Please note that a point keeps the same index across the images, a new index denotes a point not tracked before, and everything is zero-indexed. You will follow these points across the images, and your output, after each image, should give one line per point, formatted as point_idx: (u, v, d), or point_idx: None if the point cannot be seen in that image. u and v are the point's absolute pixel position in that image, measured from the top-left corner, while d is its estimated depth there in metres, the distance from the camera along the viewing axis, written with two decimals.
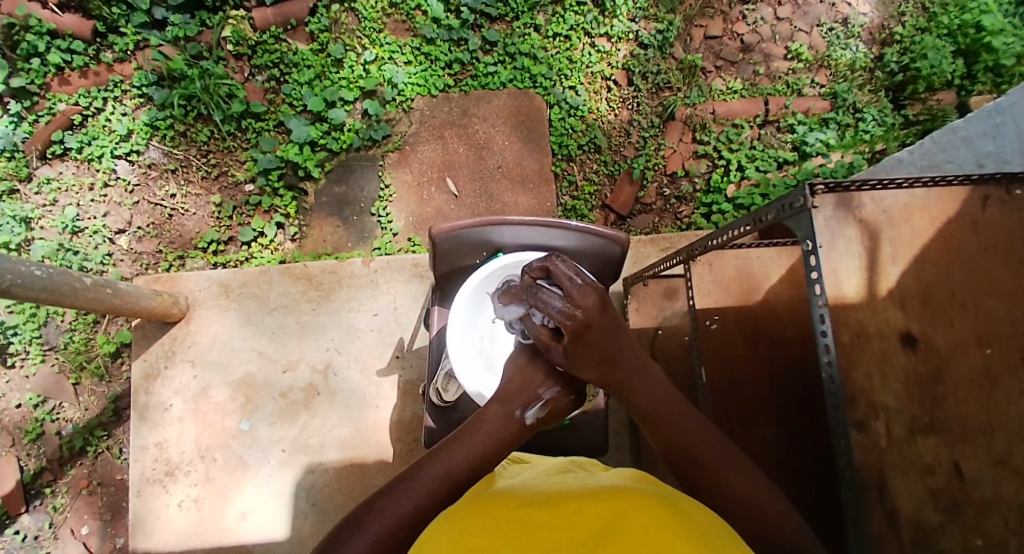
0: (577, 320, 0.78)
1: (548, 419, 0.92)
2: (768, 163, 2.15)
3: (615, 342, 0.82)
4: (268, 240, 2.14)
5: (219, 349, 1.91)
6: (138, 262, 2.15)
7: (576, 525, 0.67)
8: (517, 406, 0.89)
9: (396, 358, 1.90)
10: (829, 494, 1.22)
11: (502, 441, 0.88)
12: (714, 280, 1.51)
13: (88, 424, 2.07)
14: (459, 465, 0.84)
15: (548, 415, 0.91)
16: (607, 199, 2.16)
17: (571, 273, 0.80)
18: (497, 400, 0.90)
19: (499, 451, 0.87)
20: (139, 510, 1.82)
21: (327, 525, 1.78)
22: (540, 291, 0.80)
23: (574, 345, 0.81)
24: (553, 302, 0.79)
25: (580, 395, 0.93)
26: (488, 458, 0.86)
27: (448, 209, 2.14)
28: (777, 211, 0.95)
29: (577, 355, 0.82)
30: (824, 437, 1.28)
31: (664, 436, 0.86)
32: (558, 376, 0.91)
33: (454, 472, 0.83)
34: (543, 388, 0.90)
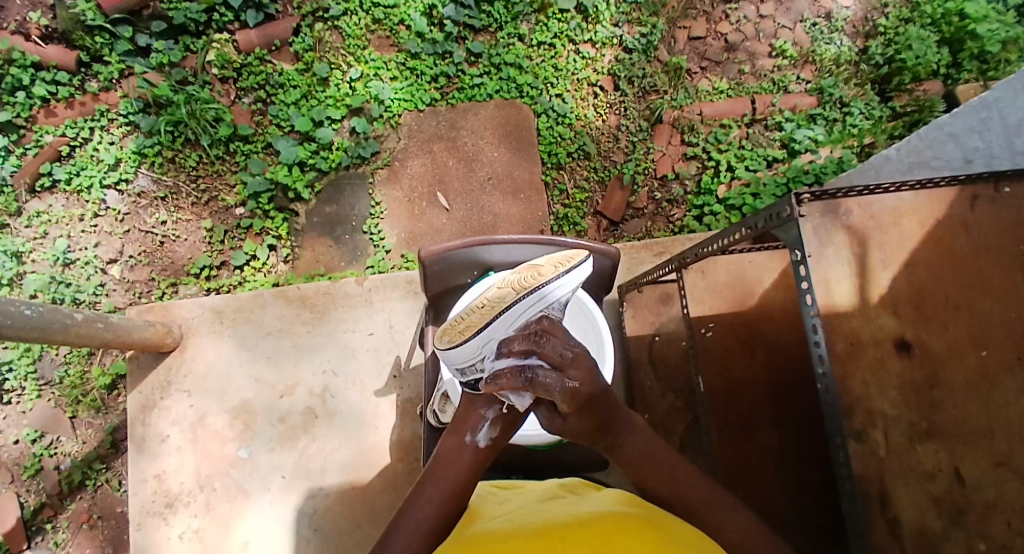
0: (574, 396, 0.80)
1: (505, 435, 0.91)
2: (758, 162, 2.14)
3: (606, 406, 0.87)
4: (260, 262, 2.13)
5: (214, 377, 1.90)
6: (131, 291, 2.14)
7: None
8: (467, 431, 0.90)
9: (394, 377, 1.88)
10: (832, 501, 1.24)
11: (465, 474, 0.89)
12: (707, 287, 1.53)
13: (86, 457, 2.05)
14: (428, 513, 0.84)
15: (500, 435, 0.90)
16: (599, 206, 2.15)
17: (560, 348, 0.79)
18: (448, 432, 0.91)
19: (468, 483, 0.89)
20: (141, 541, 1.80)
21: (330, 549, 1.76)
22: (534, 371, 0.76)
23: (576, 416, 0.84)
24: (552, 384, 0.77)
25: (531, 404, 0.90)
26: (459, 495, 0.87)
27: (440, 223, 2.13)
28: (765, 221, 0.95)
29: (567, 425, 0.86)
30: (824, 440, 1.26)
31: (623, 455, 0.92)
32: (498, 396, 0.88)
33: (429, 521, 0.84)
34: (484, 409, 0.89)
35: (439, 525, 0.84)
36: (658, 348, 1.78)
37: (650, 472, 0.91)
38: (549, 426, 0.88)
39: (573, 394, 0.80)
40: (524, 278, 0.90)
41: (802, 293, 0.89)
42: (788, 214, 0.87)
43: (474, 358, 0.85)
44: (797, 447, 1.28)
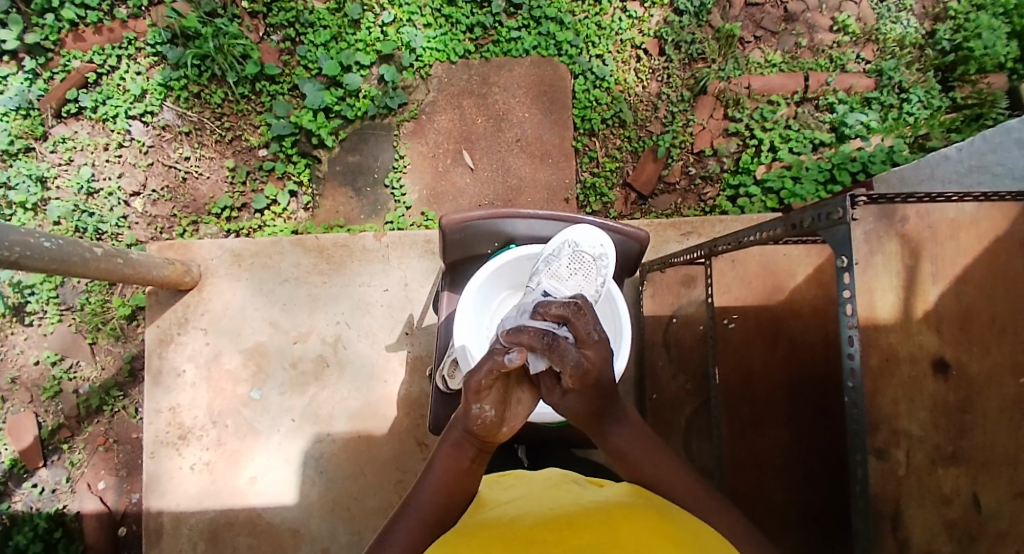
0: (586, 371, 0.85)
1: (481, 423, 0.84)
2: (803, 144, 2.03)
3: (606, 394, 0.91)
4: (281, 208, 2.11)
5: (230, 318, 1.91)
6: (153, 226, 2.14)
7: (580, 533, 0.69)
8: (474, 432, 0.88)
9: (405, 335, 1.88)
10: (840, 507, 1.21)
11: (460, 466, 0.89)
12: (736, 276, 1.46)
13: (104, 384, 2.12)
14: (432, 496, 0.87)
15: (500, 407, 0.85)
16: (629, 177, 2.07)
17: (588, 327, 0.85)
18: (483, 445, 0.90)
19: (464, 475, 0.89)
20: (153, 471, 1.87)
21: (333, 494, 1.83)
22: (559, 340, 0.82)
23: (576, 394, 0.88)
24: (569, 356, 0.82)
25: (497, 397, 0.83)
26: (453, 490, 0.88)
27: (463, 183, 2.07)
28: (812, 218, 0.87)
29: (564, 402, 0.90)
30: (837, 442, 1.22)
31: (612, 446, 0.93)
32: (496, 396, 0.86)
33: (431, 503, 0.86)
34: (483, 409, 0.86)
35: (438, 511, 0.86)
36: (673, 330, 1.73)
37: (642, 465, 0.90)
38: (548, 403, 0.91)
39: (582, 375, 0.85)
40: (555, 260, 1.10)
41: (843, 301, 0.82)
42: (840, 216, 0.79)
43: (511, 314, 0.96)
44: (807, 445, 1.25)
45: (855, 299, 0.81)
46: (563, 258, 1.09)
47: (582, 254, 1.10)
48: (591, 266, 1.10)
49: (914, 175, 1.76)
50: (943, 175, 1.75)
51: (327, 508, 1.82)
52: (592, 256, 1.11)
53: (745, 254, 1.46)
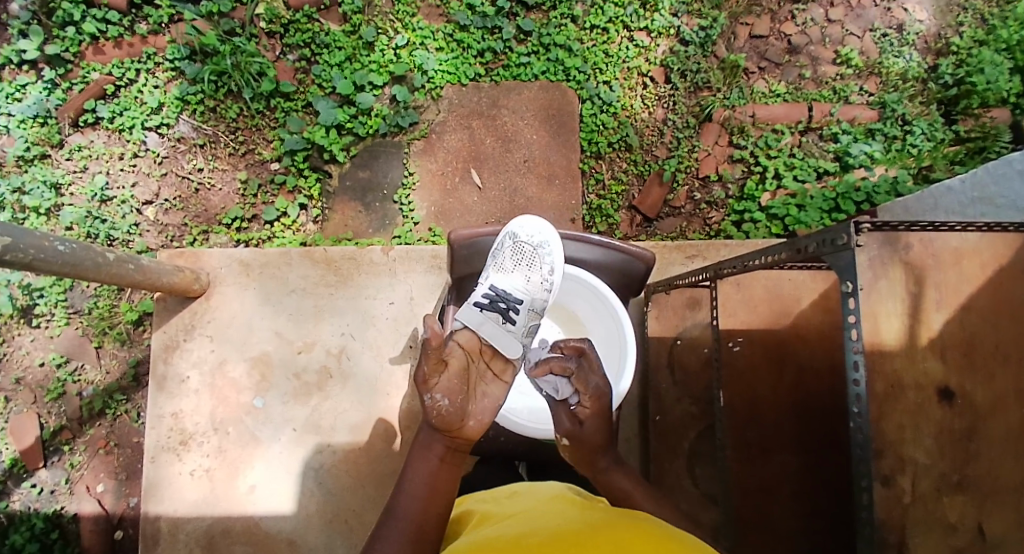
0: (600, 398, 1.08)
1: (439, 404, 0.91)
2: (807, 173, 2.05)
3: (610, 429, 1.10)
4: (290, 221, 2.14)
5: (236, 326, 1.92)
6: (164, 234, 2.17)
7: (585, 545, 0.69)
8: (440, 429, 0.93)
9: (410, 348, 1.89)
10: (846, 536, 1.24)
11: (434, 467, 0.93)
12: (741, 300, 1.48)
13: (107, 388, 2.12)
14: (415, 508, 0.89)
15: (455, 397, 0.91)
16: (635, 201, 2.09)
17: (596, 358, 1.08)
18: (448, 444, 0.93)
19: (440, 475, 0.92)
20: (152, 475, 1.86)
21: (332, 506, 1.82)
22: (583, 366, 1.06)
23: (592, 419, 1.07)
24: (590, 381, 1.07)
25: (443, 377, 0.92)
26: (433, 490, 0.91)
27: (471, 201, 2.09)
28: (818, 244, 0.89)
29: (580, 431, 1.07)
30: (844, 470, 1.27)
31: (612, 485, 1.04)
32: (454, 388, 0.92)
33: (415, 517, 0.88)
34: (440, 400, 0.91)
35: (420, 521, 0.88)
36: (677, 353, 1.75)
37: (638, 502, 1.00)
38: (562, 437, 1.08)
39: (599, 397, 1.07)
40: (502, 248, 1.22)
41: (849, 326, 0.82)
42: (847, 240, 0.81)
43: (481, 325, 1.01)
44: (814, 474, 1.29)
45: (860, 324, 0.81)
46: (506, 251, 1.20)
47: (522, 245, 1.20)
48: (534, 255, 1.20)
49: (917, 204, 1.79)
50: (945, 206, 1.76)
51: (326, 520, 1.81)
52: (534, 247, 1.20)
53: (750, 280, 1.50)
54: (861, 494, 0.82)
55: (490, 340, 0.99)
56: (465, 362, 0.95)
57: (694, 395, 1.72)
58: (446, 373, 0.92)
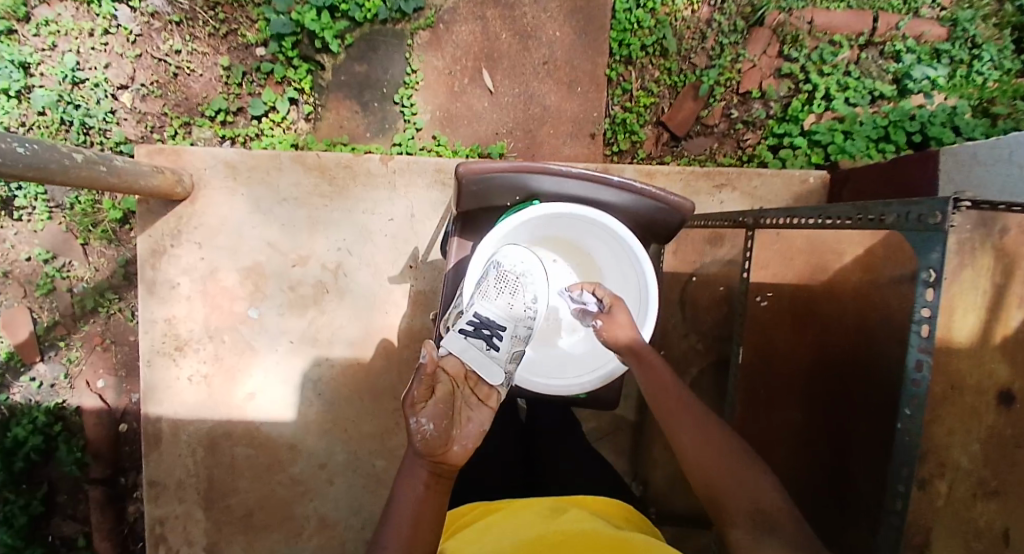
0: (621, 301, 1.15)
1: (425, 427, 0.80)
2: (860, 95, 1.81)
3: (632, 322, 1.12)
4: (280, 116, 1.93)
5: (227, 232, 1.78)
6: (143, 124, 1.98)
7: None
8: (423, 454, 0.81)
9: (410, 269, 1.78)
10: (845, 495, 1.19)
11: (420, 497, 0.83)
12: (778, 252, 1.39)
13: (97, 287, 2.05)
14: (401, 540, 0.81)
15: (440, 421, 0.81)
16: (664, 115, 1.88)
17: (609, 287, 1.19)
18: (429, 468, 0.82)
19: (427, 506, 0.83)
20: (148, 380, 1.80)
21: (330, 415, 1.80)
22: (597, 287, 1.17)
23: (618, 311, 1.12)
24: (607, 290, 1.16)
25: (427, 401, 0.82)
26: (419, 521, 0.82)
27: (481, 107, 1.88)
28: (898, 214, 0.78)
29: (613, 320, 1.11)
30: (838, 426, 1.23)
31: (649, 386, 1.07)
32: (439, 412, 0.81)
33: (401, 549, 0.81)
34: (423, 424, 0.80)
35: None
36: (692, 291, 1.63)
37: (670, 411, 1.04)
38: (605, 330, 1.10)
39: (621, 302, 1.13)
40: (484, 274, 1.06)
41: (920, 321, 0.74)
42: (939, 222, 0.70)
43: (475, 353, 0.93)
44: (818, 429, 1.29)
45: (933, 320, 0.73)
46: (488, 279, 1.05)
47: (505, 274, 1.05)
48: (518, 284, 1.06)
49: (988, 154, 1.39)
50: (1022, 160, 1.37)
51: (323, 429, 1.80)
52: (514, 276, 1.06)
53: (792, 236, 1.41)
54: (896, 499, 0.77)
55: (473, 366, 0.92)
56: (450, 388, 0.86)
57: (702, 332, 1.64)
58: (432, 397, 0.83)
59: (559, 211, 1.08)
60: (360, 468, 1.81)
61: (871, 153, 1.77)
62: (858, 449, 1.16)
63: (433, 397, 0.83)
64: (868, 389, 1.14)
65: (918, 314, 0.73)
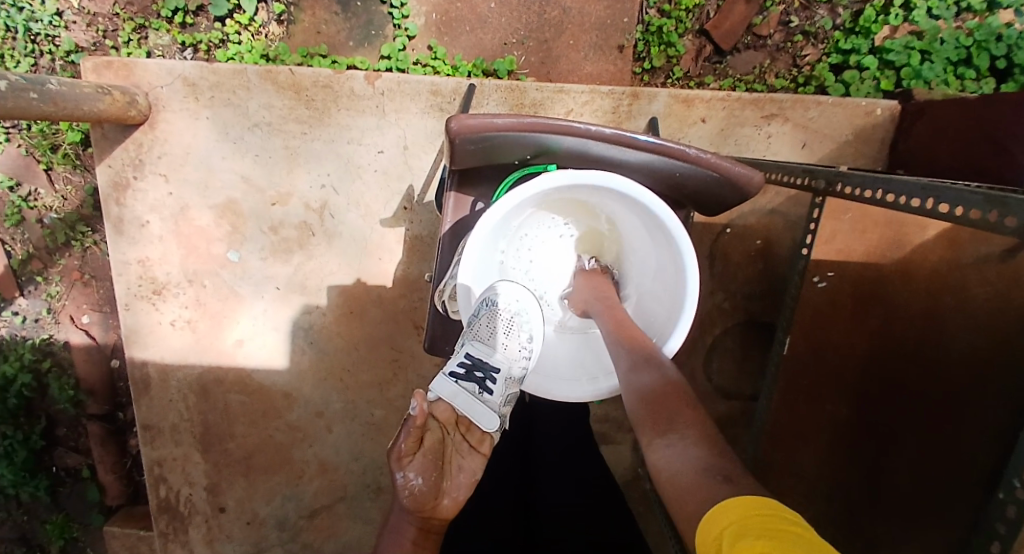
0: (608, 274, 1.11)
1: (415, 481, 0.80)
2: (944, 6, 1.44)
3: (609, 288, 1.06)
4: (247, 18, 1.61)
5: (195, 165, 1.58)
6: (94, 28, 1.67)
7: None
8: (413, 505, 0.81)
9: (404, 211, 1.57)
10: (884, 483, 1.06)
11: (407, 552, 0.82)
12: (851, 225, 1.18)
13: (68, 217, 1.88)
14: None
15: (428, 474, 0.80)
16: (707, 23, 1.53)
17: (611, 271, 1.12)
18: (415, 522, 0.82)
19: None
20: (131, 323, 1.71)
21: (325, 364, 1.71)
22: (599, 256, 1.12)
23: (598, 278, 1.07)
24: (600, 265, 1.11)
25: (415, 455, 0.81)
26: None
27: (486, 9, 1.54)
28: None
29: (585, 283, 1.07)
30: (886, 421, 1.07)
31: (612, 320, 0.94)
32: (430, 465, 0.81)
33: None
34: (413, 475, 0.80)
35: None
36: (723, 244, 1.44)
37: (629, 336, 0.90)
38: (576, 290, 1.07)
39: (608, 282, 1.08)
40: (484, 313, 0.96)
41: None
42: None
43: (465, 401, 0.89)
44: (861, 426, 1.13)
45: None
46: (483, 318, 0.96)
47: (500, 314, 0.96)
48: (514, 324, 0.97)
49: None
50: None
51: (319, 377, 1.72)
52: (513, 317, 0.97)
53: None
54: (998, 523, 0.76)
55: (464, 411, 0.89)
56: (440, 436, 0.85)
57: (729, 291, 1.47)
58: (420, 448, 0.81)
59: (584, 179, 0.85)
60: (359, 417, 1.75)
61: (949, 78, 1.43)
62: (905, 448, 1.02)
63: (427, 449, 0.82)
64: (925, 388, 0.98)
65: None
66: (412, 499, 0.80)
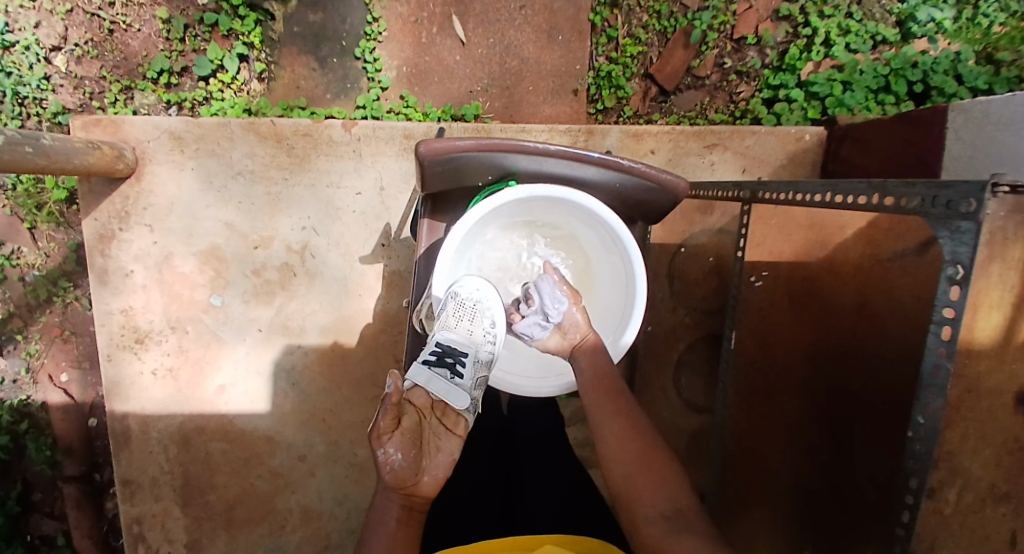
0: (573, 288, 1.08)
1: (395, 457, 0.83)
2: (861, 40, 1.63)
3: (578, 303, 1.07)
4: (229, 76, 1.72)
5: (178, 214, 1.64)
6: (80, 91, 1.76)
7: None
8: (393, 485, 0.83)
9: (382, 248, 1.65)
10: (846, 472, 1.11)
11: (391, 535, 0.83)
12: (779, 226, 1.29)
13: (51, 274, 1.91)
14: None
15: (408, 451, 0.84)
16: (652, 68, 1.69)
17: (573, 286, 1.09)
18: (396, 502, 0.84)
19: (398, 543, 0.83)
20: (112, 375, 1.72)
21: (307, 406, 1.73)
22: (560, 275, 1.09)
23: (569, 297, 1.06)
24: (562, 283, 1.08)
25: (393, 431, 0.84)
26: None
27: (453, 61, 1.68)
28: (923, 200, 0.76)
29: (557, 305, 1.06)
30: (843, 409, 1.13)
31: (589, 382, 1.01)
32: (408, 441, 0.84)
33: None
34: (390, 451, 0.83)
35: None
36: (680, 262, 1.56)
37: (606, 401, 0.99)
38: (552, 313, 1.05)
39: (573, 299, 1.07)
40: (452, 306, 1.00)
41: (942, 322, 0.73)
42: (975, 210, 0.68)
43: (440, 385, 0.93)
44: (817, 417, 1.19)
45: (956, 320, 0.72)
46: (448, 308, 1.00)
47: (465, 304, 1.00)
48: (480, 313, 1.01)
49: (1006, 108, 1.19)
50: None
51: (301, 419, 1.73)
52: (473, 302, 1.01)
53: None
54: (906, 495, 0.81)
55: (439, 395, 0.93)
56: (416, 420, 0.89)
57: (692, 307, 1.57)
58: (399, 427, 0.85)
59: (539, 194, 0.95)
60: (341, 458, 1.75)
61: (870, 104, 1.59)
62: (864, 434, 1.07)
63: (404, 426, 0.86)
64: (875, 376, 1.06)
65: (938, 313, 0.73)
66: (393, 475, 0.82)
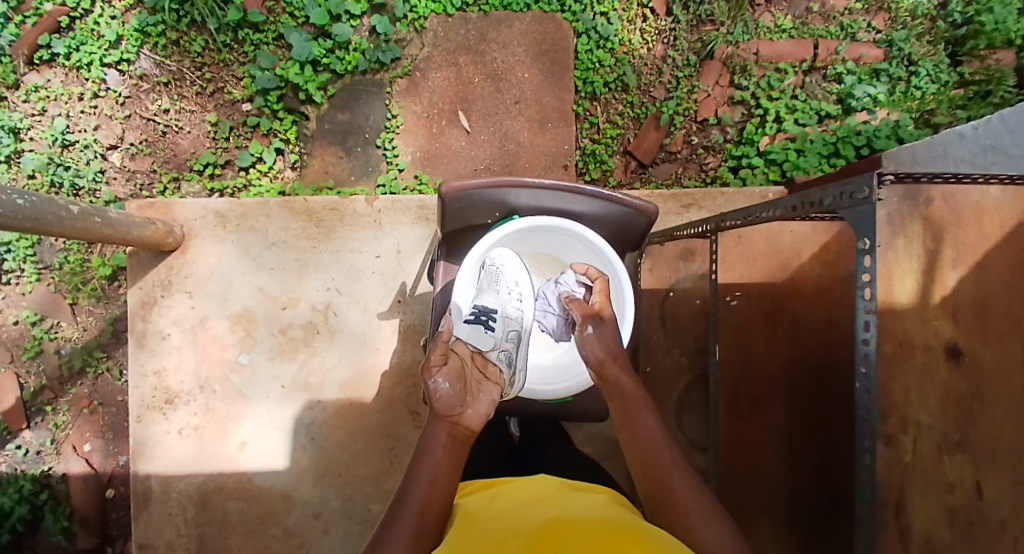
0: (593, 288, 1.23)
1: (444, 386, 0.96)
2: (808, 116, 1.97)
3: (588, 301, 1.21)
4: (267, 166, 2.02)
5: (216, 281, 1.85)
6: (132, 182, 2.04)
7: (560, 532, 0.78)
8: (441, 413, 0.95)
9: (398, 304, 1.84)
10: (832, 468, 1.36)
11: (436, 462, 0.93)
12: (743, 254, 1.56)
13: (86, 346, 2.06)
14: (421, 495, 0.89)
15: (454, 384, 0.97)
16: (630, 145, 2.00)
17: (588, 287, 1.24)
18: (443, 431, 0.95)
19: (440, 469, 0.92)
20: (140, 435, 1.82)
21: (324, 461, 1.82)
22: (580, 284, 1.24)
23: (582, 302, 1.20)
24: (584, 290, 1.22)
25: (442, 366, 0.98)
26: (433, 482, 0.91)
27: (459, 146, 1.99)
28: (834, 198, 0.85)
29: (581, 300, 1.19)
30: (826, 416, 1.38)
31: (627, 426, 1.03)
32: (453, 375, 0.98)
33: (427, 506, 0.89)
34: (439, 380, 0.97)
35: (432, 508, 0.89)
36: (670, 305, 1.73)
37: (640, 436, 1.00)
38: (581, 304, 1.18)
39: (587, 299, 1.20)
40: (485, 271, 1.17)
41: (863, 285, 0.82)
42: (869, 194, 0.78)
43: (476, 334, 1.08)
44: (801, 423, 1.41)
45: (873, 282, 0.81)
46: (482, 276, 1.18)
47: (494, 272, 1.18)
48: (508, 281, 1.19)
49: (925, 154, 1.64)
50: (955, 156, 1.61)
51: (318, 474, 1.81)
52: (498, 266, 1.18)
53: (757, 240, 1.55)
54: (863, 455, 0.83)
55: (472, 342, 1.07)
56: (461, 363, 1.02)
57: (684, 346, 1.74)
58: (447, 365, 0.99)
59: (538, 222, 1.17)
60: (356, 514, 1.81)
61: (825, 166, 1.90)
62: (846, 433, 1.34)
63: (452, 364, 1.00)
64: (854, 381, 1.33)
65: (860, 280, 0.81)
66: (442, 401, 0.95)
